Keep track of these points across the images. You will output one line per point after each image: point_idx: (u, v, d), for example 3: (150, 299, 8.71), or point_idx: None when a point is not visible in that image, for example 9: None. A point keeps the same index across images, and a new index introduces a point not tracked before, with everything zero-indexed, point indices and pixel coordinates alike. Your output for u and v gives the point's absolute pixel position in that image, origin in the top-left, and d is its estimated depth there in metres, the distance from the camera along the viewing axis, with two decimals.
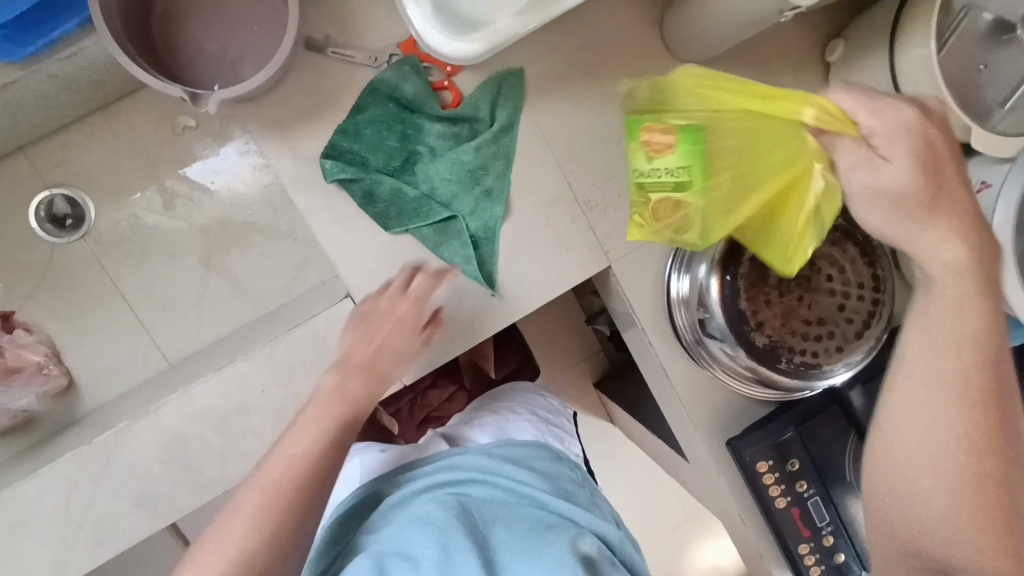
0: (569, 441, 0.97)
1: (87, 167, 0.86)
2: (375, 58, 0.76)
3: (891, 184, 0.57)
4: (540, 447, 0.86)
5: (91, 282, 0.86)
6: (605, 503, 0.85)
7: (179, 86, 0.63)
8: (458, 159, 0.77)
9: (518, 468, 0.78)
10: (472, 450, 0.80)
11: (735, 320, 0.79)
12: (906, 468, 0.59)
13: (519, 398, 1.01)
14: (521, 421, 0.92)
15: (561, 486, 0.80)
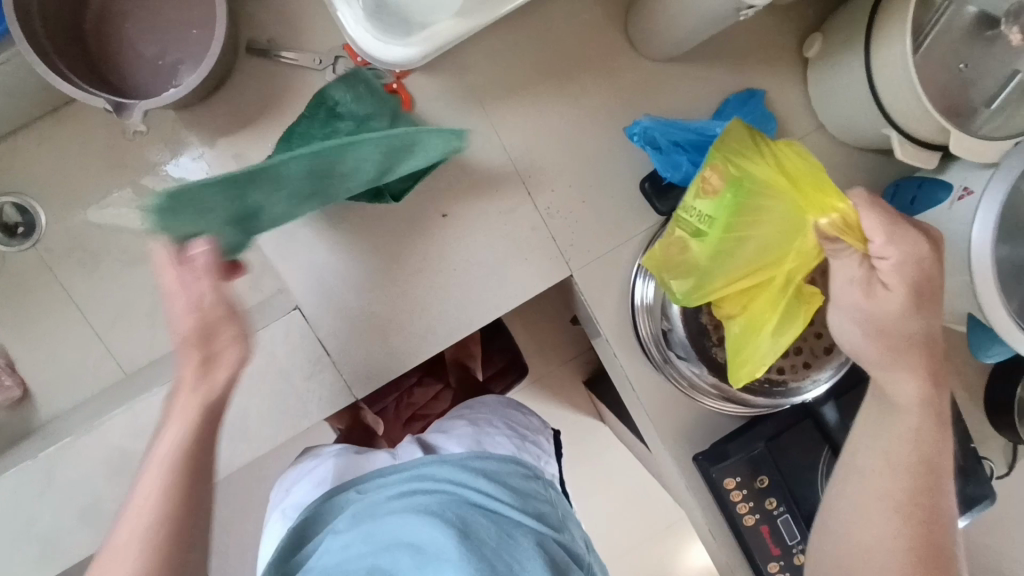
0: (546, 460, 0.86)
1: (37, 175, 0.84)
2: (320, 60, 0.72)
3: (881, 310, 0.62)
4: (517, 465, 0.76)
5: (43, 291, 0.85)
6: (575, 524, 0.77)
7: (102, 97, 0.63)
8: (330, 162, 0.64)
9: (492, 484, 0.70)
10: (445, 460, 0.71)
11: (696, 335, 0.79)
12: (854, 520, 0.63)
13: (498, 407, 0.89)
14: (498, 434, 0.81)
15: (535, 508, 0.71)
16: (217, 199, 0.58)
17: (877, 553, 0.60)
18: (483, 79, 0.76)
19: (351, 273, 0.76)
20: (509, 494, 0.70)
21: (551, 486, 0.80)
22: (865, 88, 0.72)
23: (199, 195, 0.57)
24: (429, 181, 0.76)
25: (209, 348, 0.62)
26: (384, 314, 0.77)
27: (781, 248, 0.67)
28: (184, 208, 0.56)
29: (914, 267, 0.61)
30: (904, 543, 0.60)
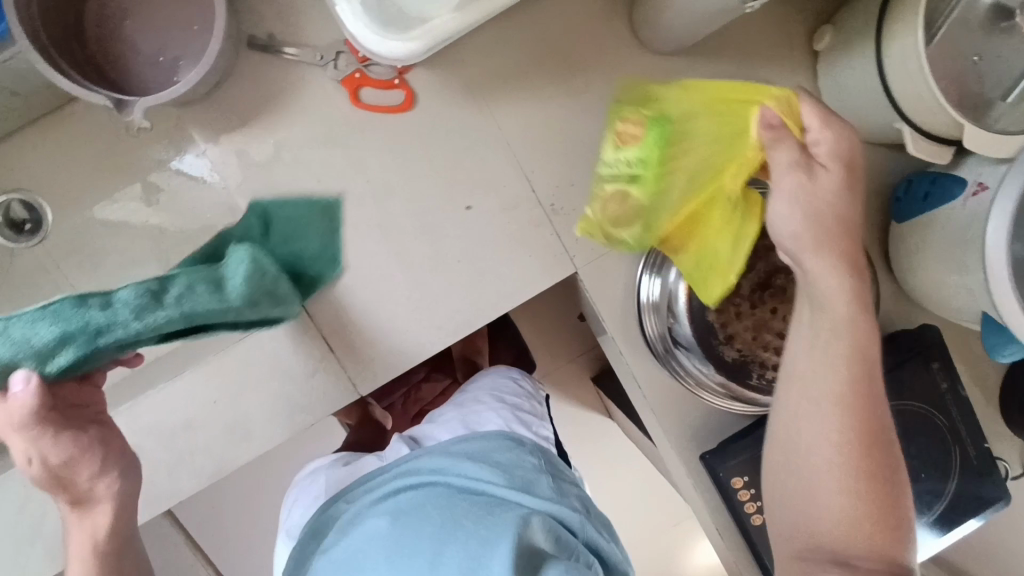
0: (540, 425, 0.85)
1: (44, 173, 0.85)
2: (321, 57, 0.71)
3: (824, 193, 0.59)
4: (503, 435, 0.76)
5: (52, 289, 0.85)
6: (572, 488, 0.75)
7: (102, 94, 0.63)
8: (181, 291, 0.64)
9: (477, 465, 0.70)
10: (430, 453, 0.73)
11: (702, 331, 0.77)
12: (802, 462, 0.60)
13: (484, 382, 0.90)
14: (486, 410, 0.82)
15: (520, 476, 0.70)
16: (42, 321, 0.55)
17: (824, 499, 0.58)
18: (485, 73, 0.75)
19: (353, 269, 0.76)
20: (493, 471, 0.69)
21: (546, 454, 0.78)
22: (876, 80, 0.71)
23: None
24: (432, 177, 0.75)
25: (75, 490, 0.60)
26: (387, 310, 0.77)
27: (723, 169, 0.65)
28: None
29: (848, 150, 0.60)
30: (844, 483, 0.58)
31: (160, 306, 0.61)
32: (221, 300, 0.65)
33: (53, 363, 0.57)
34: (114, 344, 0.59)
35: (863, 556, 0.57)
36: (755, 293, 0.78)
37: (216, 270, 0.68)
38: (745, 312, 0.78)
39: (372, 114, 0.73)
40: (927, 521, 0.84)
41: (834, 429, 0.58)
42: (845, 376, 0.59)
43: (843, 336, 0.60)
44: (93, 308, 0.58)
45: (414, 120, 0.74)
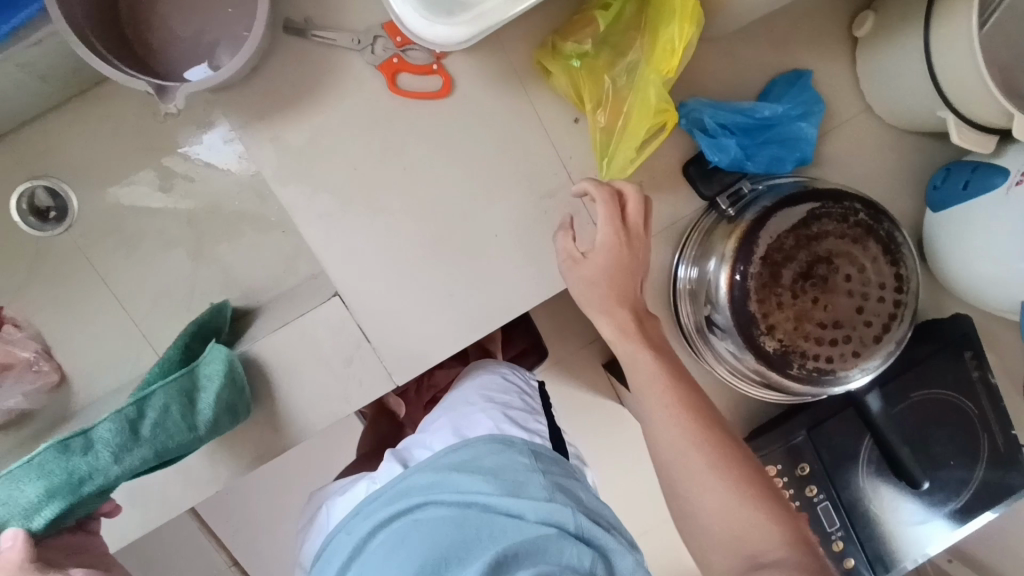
0: (532, 420, 0.83)
1: (71, 159, 0.86)
2: (359, 41, 0.70)
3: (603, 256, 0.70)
4: (491, 438, 0.74)
5: (79, 275, 0.87)
6: (569, 484, 0.73)
7: (144, 80, 0.62)
8: (164, 429, 0.67)
9: (469, 476, 0.69)
10: (420, 469, 0.71)
11: (742, 321, 0.71)
12: (692, 479, 0.67)
13: (472, 385, 0.88)
14: (476, 413, 0.79)
15: (511, 480, 0.69)
16: (26, 479, 0.62)
17: (709, 503, 0.66)
18: (525, 59, 0.74)
19: (390, 260, 0.75)
20: (483, 479, 0.68)
21: (542, 450, 0.76)
22: (924, 68, 0.70)
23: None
24: (469, 167, 0.74)
25: None
26: (423, 301, 0.76)
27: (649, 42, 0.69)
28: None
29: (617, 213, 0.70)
30: (726, 499, 0.65)
31: (136, 443, 0.66)
32: (190, 425, 0.68)
33: (38, 517, 0.62)
34: (95, 490, 0.65)
35: (770, 553, 0.62)
36: (796, 282, 0.71)
37: (192, 378, 0.70)
38: (786, 302, 0.71)
39: (410, 100, 0.72)
40: (953, 509, 0.84)
41: (716, 502, 0.66)
42: (708, 450, 0.67)
43: (697, 436, 0.68)
44: (84, 460, 0.64)
45: (452, 106, 0.73)
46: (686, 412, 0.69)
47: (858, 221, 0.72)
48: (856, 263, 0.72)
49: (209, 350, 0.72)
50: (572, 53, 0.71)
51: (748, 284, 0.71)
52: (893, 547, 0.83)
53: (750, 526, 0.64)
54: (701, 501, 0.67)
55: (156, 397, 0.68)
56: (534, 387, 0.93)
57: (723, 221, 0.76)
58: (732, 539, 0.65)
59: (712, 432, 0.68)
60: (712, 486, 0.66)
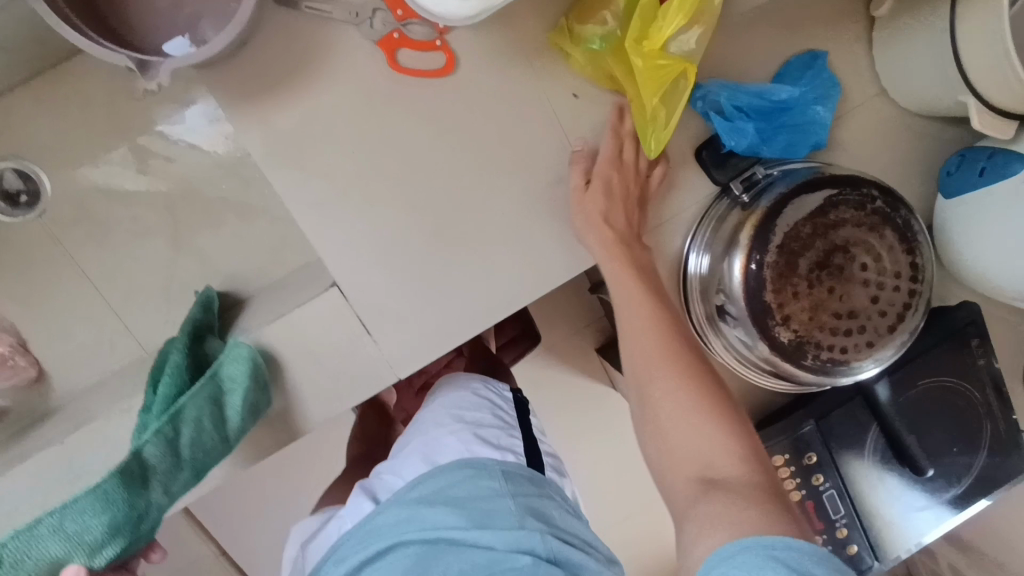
0: (505, 436, 0.84)
1: (39, 139, 0.80)
2: (356, 14, 0.64)
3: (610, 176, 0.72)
4: (461, 463, 0.76)
5: (54, 264, 0.82)
6: (540, 504, 0.75)
7: (123, 54, 0.56)
8: (201, 449, 0.70)
9: (440, 510, 0.70)
10: (389, 505, 0.73)
11: (758, 312, 0.69)
12: (657, 393, 0.66)
13: (442, 402, 0.89)
14: (445, 434, 0.81)
15: (481, 511, 0.71)
16: (91, 514, 0.63)
17: (670, 410, 0.64)
18: (532, 36, 0.69)
19: (392, 248, 0.71)
20: (454, 512, 0.70)
21: (514, 470, 0.77)
22: (946, 50, 0.68)
23: (43, 536, 0.61)
24: (471, 149, 0.70)
25: None
26: (426, 292, 0.73)
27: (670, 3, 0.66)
28: (19, 557, 0.60)
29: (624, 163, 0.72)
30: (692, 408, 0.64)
31: (177, 467, 0.69)
32: (223, 437, 0.71)
33: (100, 555, 0.64)
34: (148, 525, 0.69)
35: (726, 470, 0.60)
36: (812, 271, 0.69)
37: (217, 383, 0.69)
38: (802, 292, 0.69)
39: (411, 80, 0.68)
40: (960, 492, 0.83)
41: (681, 405, 0.64)
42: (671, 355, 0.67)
43: (653, 331, 0.69)
44: (143, 497, 0.67)
45: (455, 84, 0.69)
46: (654, 315, 0.70)
47: (875, 208, 0.70)
48: (873, 252, 0.70)
49: (228, 347, 0.70)
50: (593, 36, 0.68)
51: (764, 274, 0.69)
52: (892, 535, 0.84)
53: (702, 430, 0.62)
54: (667, 403, 0.65)
55: (186, 411, 0.68)
56: (509, 400, 0.94)
57: (737, 208, 0.74)
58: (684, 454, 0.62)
59: (675, 343, 0.68)
60: (675, 397, 0.65)
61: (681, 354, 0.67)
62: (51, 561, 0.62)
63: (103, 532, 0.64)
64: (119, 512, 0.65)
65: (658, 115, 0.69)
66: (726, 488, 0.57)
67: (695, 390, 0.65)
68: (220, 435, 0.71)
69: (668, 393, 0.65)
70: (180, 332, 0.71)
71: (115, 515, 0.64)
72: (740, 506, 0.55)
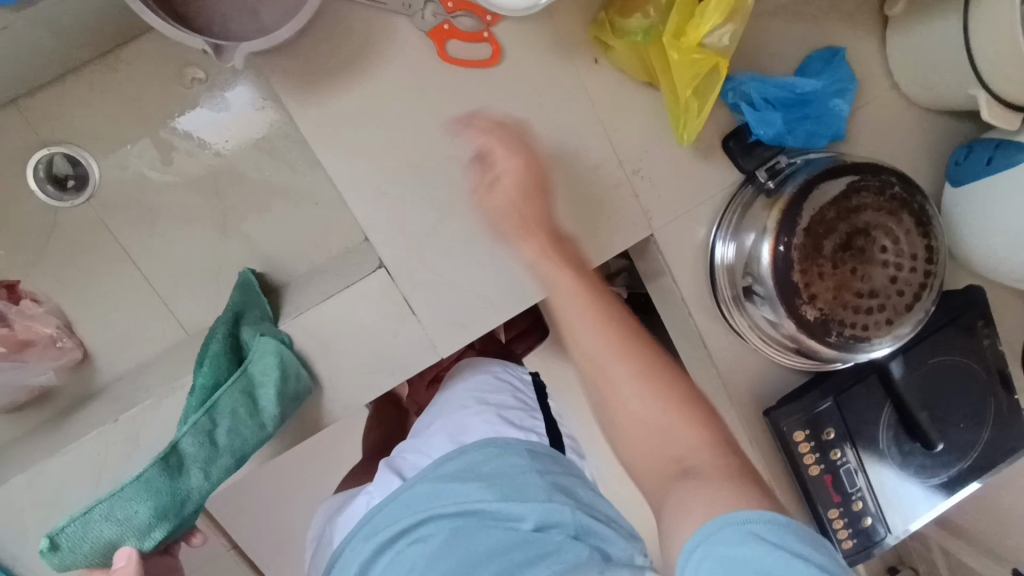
0: (528, 417, 0.86)
1: (86, 125, 0.82)
2: (409, 5, 0.68)
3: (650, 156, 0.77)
4: (488, 442, 0.78)
5: (100, 248, 0.83)
6: (569, 482, 0.77)
7: (202, 38, 0.59)
8: (237, 435, 0.72)
9: (472, 485, 0.72)
10: (417, 481, 0.74)
11: (787, 291, 0.73)
12: (611, 387, 0.62)
13: (465, 386, 0.91)
14: (470, 417, 0.83)
15: (512, 485, 0.72)
16: (137, 500, 0.67)
17: (630, 405, 0.61)
18: (572, 29, 0.73)
19: (437, 231, 0.74)
20: (485, 487, 0.71)
21: (538, 448, 0.80)
22: (958, 45, 0.73)
23: (96, 521, 0.66)
24: (514, 136, 0.74)
25: None
26: (469, 274, 0.76)
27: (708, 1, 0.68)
28: (75, 541, 0.65)
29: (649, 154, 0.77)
30: (651, 401, 0.61)
31: (216, 454, 0.71)
32: (260, 424, 0.73)
33: (150, 538, 0.69)
34: (191, 508, 0.72)
35: (695, 459, 0.59)
36: (836, 253, 0.73)
37: (250, 377, 0.72)
38: (827, 272, 0.73)
39: (460, 69, 0.71)
40: (965, 467, 0.88)
41: (640, 401, 0.61)
42: (620, 341, 0.62)
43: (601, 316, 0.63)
44: (183, 484, 0.70)
45: (500, 74, 0.72)
46: (608, 324, 0.63)
47: (894, 194, 0.75)
48: (891, 235, 0.75)
49: (256, 341, 0.71)
50: (636, 29, 0.71)
51: (792, 255, 0.73)
52: (902, 508, 0.88)
53: (662, 422, 0.61)
54: (625, 404, 0.61)
55: (224, 400, 0.70)
56: (529, 383, 0.96)
57: (762, 194, 0.78)
58: (657, 447, 0.61)
59: (635, 343, 0.63)
60: (632, 395, 0.61)
61: (632, 340, 0.63)
62: (106, 544, 0.67)
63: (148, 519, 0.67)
64: (160, 499, 0.68)
65: (693, 109, 0.73)
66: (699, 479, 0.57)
67: (652, 381, 0.61)
68: (254, 422, 0.73)
69: (629, 388, 0.61)
70: (218, 324, 0.72)
71: (159, 502, 0.68)
72: (717, 494, 0.56)
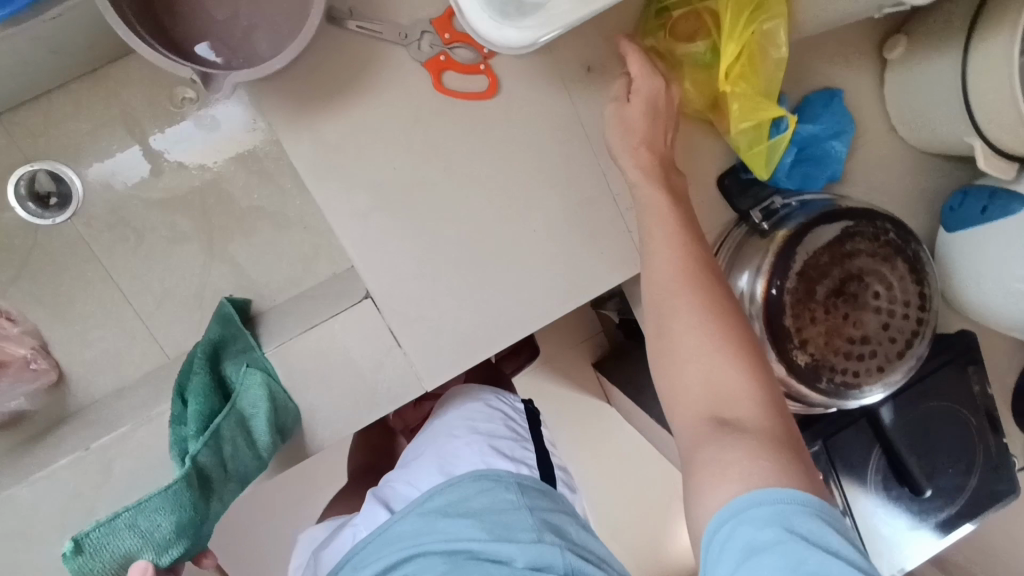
0: (519, 448, 0.84)
1: (72, 143, 0.81)
2: (405, 35, 0.68)
3: None
4: (479, 475, 0.75)
5: (81, 268, 0.82)
6: (558, 519, 0.75)
7: (191, 67, 0.58)
8: (244, 462, 0.72)
9: (459, 522, 0.70)
10: (404, 517, 0.72)
11: (777, 334, 0.72)
12: (676, 315, 0.61)
13: (456, 412, 0.88)
14: (460, 448, 0.80)
15: (501, 524, 0.70)
16: (164, 513, 0.65)
17: (690, 336, 0.60)
18: (571, 63, 0.72)
19: (425, 262, 0.72)
20: (473, 524, 0.69)
21: (527, 482, 0.77)
22: (956, 93, 0.73)
23: (119, 530, 0.63)
24: (508, 169, 0.73)
25: None
26: (457, 307, 0.74)
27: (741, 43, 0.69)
28: (98, 547, 0.63)
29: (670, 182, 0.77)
30: (711, 339, 0.59)
31: (222, 479, 0.71)
32: (257, 455, 0.72)
33: (167, 554, 0.67)
34: (206, 528, 0.71)
35: (740, 413, 0.56)
36: (829, 298, 0.73)
37: (240, 410, 0.71)
38: (818, 317, 0.73)
39: (456, 101, 0.70)
40: (953, 513, 0.88)
41: (703, 334, 0.59)
42: (692, 275, 0.63)
43: (674, 248, 0.64)
44: (202, 504, 0.69)
45: (496, 106, 0.71)
46: (690, 275, 0.63)
47: (889, 240, 0.74)
48: (884, 281, 0.74)
49: (243, 375, 0.71)
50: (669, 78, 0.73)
51: (784, 299, 0.72)
52: (890, 553, 0.87)
53: (717, 365, 0.58)
54: (684, 337, 0.60)
55: (223, 429, 0.70)
56: (520, 411, 0.93)
57: (755, 234, 0.77)
58: (705, 388, 0.58)
59: (703, 282, 0.62)
60: (693, 324, 0.60)
61: (703, 277, 0.63)
62: (123, 555, 0.64)
63: (163, 534, 0.66)
64: (181, 513, 0.66)
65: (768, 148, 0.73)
66: (740, 433, 0.54)
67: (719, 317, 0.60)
68: (255, 452, 0.72)
69: (691, 319, 0.60)
70: (201, 355, 0.71)
71: (182, 515, 0.67)
72: (754, 459, 0.52)
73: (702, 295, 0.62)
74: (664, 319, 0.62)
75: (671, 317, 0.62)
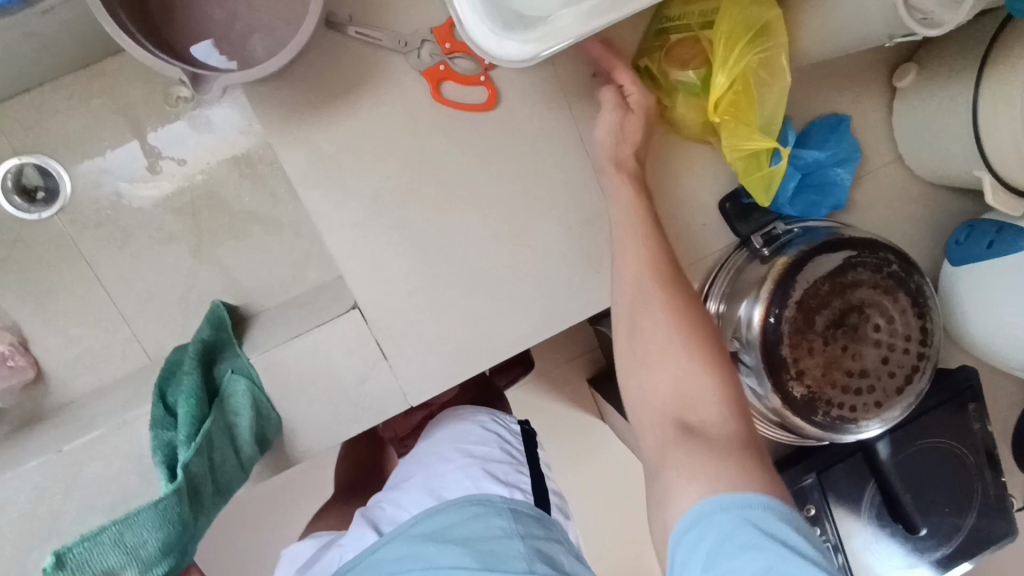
0: (514, 472, 0.80)
1: (62, 137, 0.79)
2: (404, 43, 0.66)
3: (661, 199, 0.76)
4: (470, 500, 0.72)
5: (65, 264, 0.80)
6: (551, 549, 0.71)
7: (180, 67, 0.56)
8: (230, 469, 0.71)
9: (447, 550, 0.67)
10: (390, 541, 0.70)
11: (773, 364, 0.70)
12: (648, 331, 0.61)
13: (449, 433, 0.85)
14: (453, 471, 0.77)
15: (489, 553, 0.68)
16: (151, 528, 0.62)
17: (660, 352, 0.60)
18: (572, 78, 0.71)
19: (415, 275, 0.71)
20: (461, 553, 0.67)
21: (521, 508, 0.74)
22: (965, 126, 0.71)
23: (103, 546, 0.60)
24: (503, 183, 0.71)
25: None
26: (447, 322, 0.72)
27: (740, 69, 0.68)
28: (80, 564, 0.58)
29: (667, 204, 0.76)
30: (682, 356, 0.59)
31: (209, 489, 0.69)
32: (242, 462, 0.72)
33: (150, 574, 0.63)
34: (189, 546, 0.68)
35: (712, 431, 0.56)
36: (828, 329, 0.71)
37: (226, 414, 0.70)
38: (817, 348, 0.71)
39: (453, 112, 0.69)
40: (946, 554, 0.85)
41: (673, 351, 0.60)
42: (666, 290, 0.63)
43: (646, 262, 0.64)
44: (188, 517, 0.66)
45: (494, 118, 0.70)
46: (656, 267, 0.64)
47: (891, 272, 0.72)
48: (885, 314, 0.72)
49: (227, 379, 0.70)
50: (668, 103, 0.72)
51: (782, 328, 0.70)
52: None
53: (688, 383, 0.59)
54: (656, 353, 0.61)
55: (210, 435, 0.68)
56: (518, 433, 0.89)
57: (756, 260, 0.76)
58: (676, 407, 0.58)
59: (678, 299, 0.63)
60: (665, 341, 0.61)
61: (676, 292, 0.63)
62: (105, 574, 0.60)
63: (150, 552, 0.62)
64: (168, 527, 0.63)
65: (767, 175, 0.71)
66: (706, 444, 0.55)
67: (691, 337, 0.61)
68: (240, 458, 0.72)
69: (664, 334, 0.61)
70: (189, 357, 0.69)
71: (169, 531, 0.63)
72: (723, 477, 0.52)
73: (674, 311, 0.62)
74: (636, 331, 0.62)
75: (645, 332, 0.62)
